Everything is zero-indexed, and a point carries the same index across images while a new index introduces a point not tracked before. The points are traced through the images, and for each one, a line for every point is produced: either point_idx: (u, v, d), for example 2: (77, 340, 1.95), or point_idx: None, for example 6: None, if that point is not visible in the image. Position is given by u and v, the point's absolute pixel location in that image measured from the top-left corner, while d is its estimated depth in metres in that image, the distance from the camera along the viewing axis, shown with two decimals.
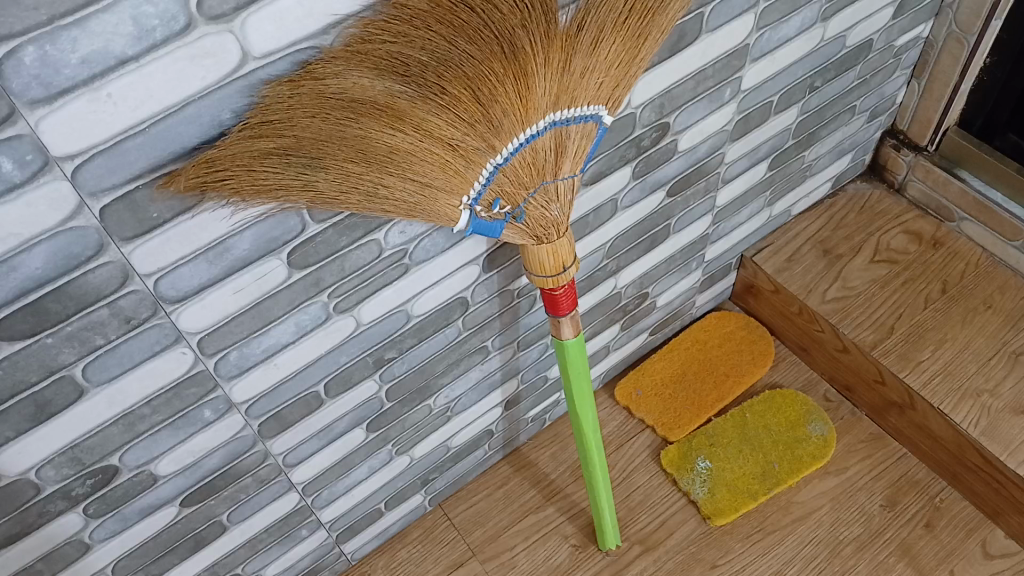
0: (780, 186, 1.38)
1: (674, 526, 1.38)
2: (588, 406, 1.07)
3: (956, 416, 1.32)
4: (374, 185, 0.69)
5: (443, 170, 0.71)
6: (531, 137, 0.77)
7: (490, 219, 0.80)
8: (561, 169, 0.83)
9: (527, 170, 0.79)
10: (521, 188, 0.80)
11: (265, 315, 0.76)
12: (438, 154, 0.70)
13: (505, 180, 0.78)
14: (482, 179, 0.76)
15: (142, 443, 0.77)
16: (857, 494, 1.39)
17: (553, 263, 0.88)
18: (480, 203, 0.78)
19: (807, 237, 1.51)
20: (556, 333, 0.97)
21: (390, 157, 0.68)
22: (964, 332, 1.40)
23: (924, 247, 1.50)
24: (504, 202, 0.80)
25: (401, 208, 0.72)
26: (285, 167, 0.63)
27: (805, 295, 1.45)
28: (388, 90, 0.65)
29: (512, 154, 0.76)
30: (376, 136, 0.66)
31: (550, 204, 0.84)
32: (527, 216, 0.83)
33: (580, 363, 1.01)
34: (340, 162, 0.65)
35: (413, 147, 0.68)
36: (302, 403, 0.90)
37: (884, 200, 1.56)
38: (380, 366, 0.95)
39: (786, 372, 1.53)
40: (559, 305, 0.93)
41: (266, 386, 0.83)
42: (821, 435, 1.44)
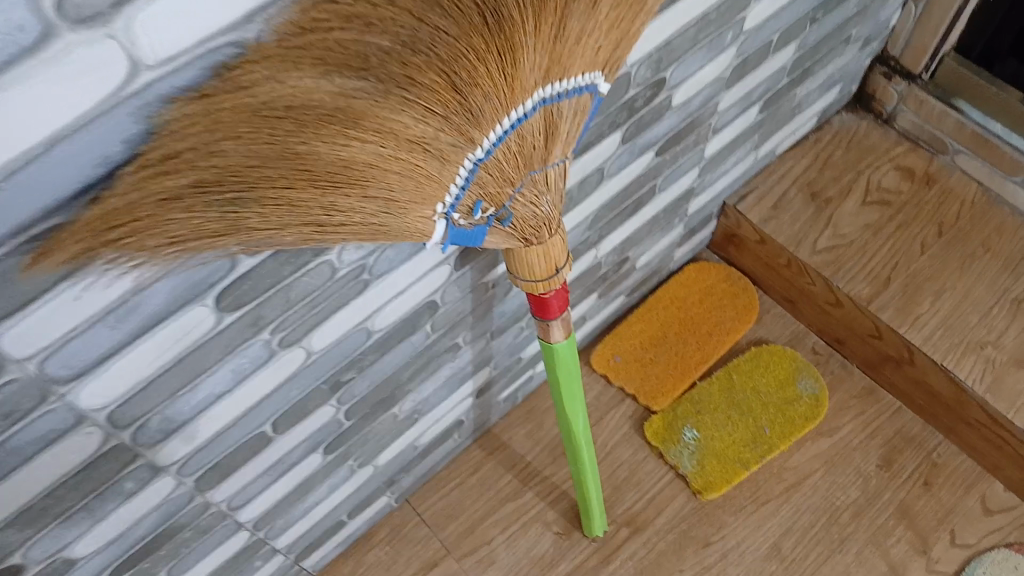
0: (769, 127, 1.24)
1: (664, 503, 1.29)
2: (579, 407, 0.94)
3: (961, 372, 1.23)
4: (327, 210, 0.52)
5: (410, 176, 0.55)
6: (518, 122, 0.61)
7: (469, 227, 0.64)
8: (550, 155, 0.67)
9: (513, 163, 0.63)
10: (506, 185, 0.64)
11: (191, 368, 0.60)
12: (405, 159, 0.54)
13: (487, 178, 0.62)
14: (458, 182, 0.60)
15: (49, 534, 0.62)
16: (852, 455, 1.32)
17: (544, 268, 0.73)
18: (457, 209, 0.62)
19: (793, 179, 1.38)
20: (545, 336, 0.83)
21: (344, 171, 0.51)
22: (964, 280, 1.30)
23: (917, 186, 1.38)
24: (485, 204, 0.64)
25: (361, 229, 0.56)
26: (200, 207, 0.47)
27: (794, 246, 1.32)
28: (338, 89, 0.49)
29: (495, 146, 0.61)
30: (326, 148, 0.49)
31: (539, 199, 0.68)
32: (514, 217, 0.67)
33: (570, 365, 0.87)
34: (279, 190, 0.49)
35: (374, 156, 0.52)
36: (248, 446, 0.75)
37: (871, 134, 1.43)
38: (337, 389, 0.80)
39: (771, 326, 1.42)
40: (550, 309, 0.78)
41: (199, 441, 0.68)
42: (812, 393, 1.36)
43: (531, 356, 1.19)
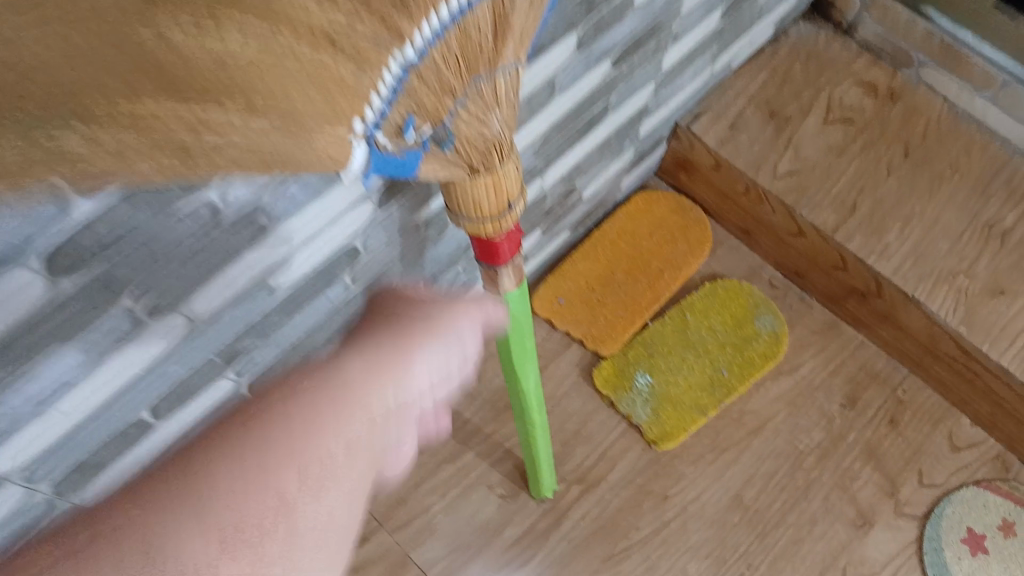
0: (728, 37, 1.10)
1: (617, 457, 1.19)
2: (530, 366, 0.83)
3: (934, 304, 1.14)
4: (198, 124, 0.38)
5: (315, 79, 0.41)
6: (461, 11, 0.45)
7: (400, 152, 0.50)
8: (506, 57, 0.51)
9: (454, 68, 0.48)
10: (447, 97, 0.49)
11: (26, 345, 0.47)
12: (307, 54, 0.39)
13: (420, 89, 0.47)
14: (380, 94, 0.46)
15: None
16: (814, 395, 1.23)
17: (495, 206, 0.59)
18: (381, 129, 0.48)
19: (750, 97, 1.25)
20: (493, 287, 0.70)
21: (220, 73, 0.37)
22: (933, 204, 1.20)
23: (881, 102, 1.27)
24: (418, 121, 0.50)
25: (253, 151, 0.42)
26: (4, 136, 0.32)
27: (754, 171, 1.19)
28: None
29: (431, 45, 0.45)
30: (190, 44, 0.34)
31: (490, 116, 0.53)
32: (458, 138, 0.53)
33: (522, 319, 0.75)
34: (123, 103, 0.34)
35: (262, 50, 0.37)
36: (123, 436, 0.61)
37: (831, 46, 1.31)
38: (234, 360, 0.65)
39: (726, 259, 1.31)
40: (498, 255, 0.64)
41: (47, 441, 0.55)
42: (771, 331, 1.25)
43: (467, 305, 1.06)
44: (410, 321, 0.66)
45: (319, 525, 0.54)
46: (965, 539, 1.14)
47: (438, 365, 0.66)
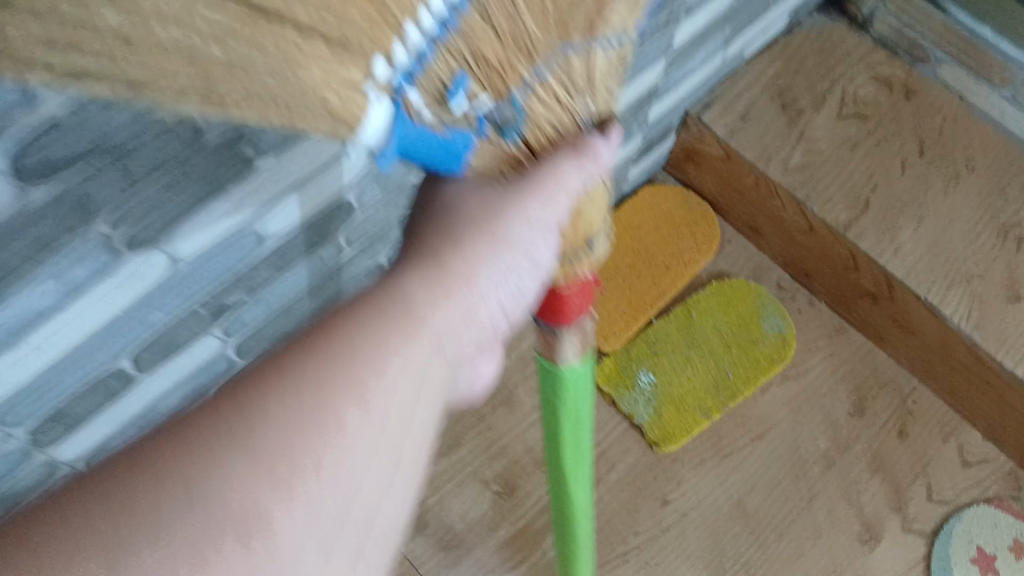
0: (741, 20, 1.07)
1: (618, 458, 1.15)
2: (580, 466, 0.76)
3: (946, 309, 1.10)
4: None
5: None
6: None
7: (441, 131, 0.51)
8: (599, 33, 0.52)
9: (511, 19, 0.49)
10: (516, 67, 0.50)
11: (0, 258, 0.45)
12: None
13: (472, 34, 0.48)
14: (422, 22, 0.46)
15: None
16: (822, 400, 1.19)
17: (570, 236, 0.59)
18: (416, 82, 0.48)
19: (762, 87, 1.22)
20: (549, 354, 0.66)
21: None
22: (947, 203, 1.17)
23: (895, 98, 1.23)
24: (471, 85, 0.50)
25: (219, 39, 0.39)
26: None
27: (764, 163, 1.17)
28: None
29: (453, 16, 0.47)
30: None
31: (575, 102, 0.54)
32: (526, 122, 0.53)
33: (576, 403, 0.69)
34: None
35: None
36: (100, 385, 0.59)
37: (846, 39, 1.27)
38: (220, 316, 0.64)
39: (732, 257, 1.27)
40: (563, 313, 0.63)
41: (25, 376, 0.52)
42: (778, 333, 1.21)
43: None
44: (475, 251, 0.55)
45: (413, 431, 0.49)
46: (976, 559, 1.10)
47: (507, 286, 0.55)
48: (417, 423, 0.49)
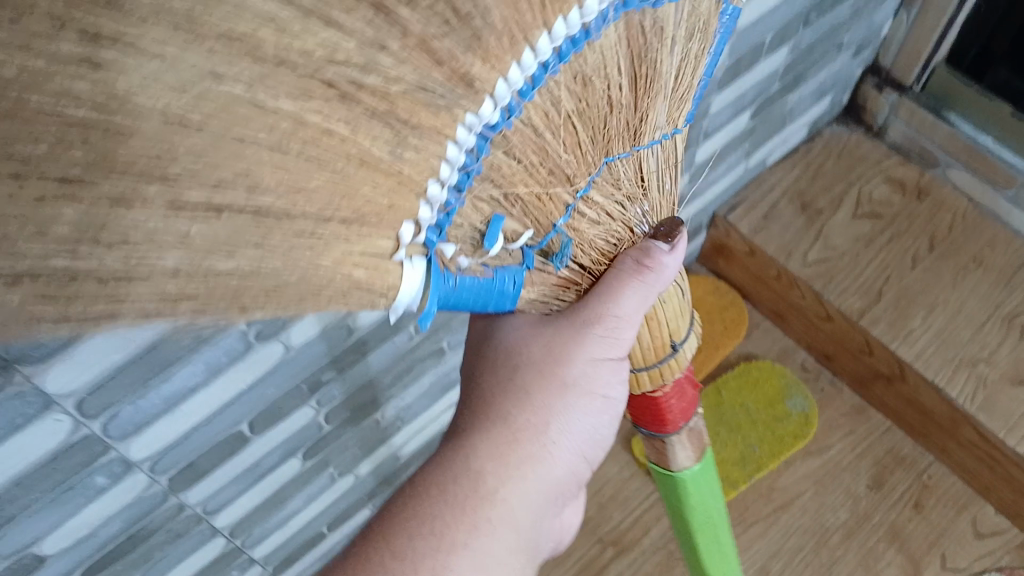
0: (760, 134, 1.23)
1: (651, 522, 1.25)
2: (724, 547, 0.78)
3: (952, 391, 1.21)
4: (225, 168, 0.35)
5: (380, 115, 0.39)
6: (509, 113, 0.44)
7: (482, 271, 0.50)
8: (638, 138, 0.55)
9: (554, 140, 0.48)
10: (557, 191, 0.51)
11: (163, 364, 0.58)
12: (321, 63, 0.35)
13: (503, 160, 0.46)
14: (452, 164, 0.43)
15: (14, 527, 0.60)
16: (842, 474, 1.29)
17: (651, 344, 0.63)
18: (447, 233, 0.46)
19: (783, 190, 1.37)
20: (664, 462, 0.69)
21: (213, 103, 0.33)
22: (956, 295, 1.28)
23: (909, 198, 1.36)
24: (507, 219, 0.49)
25: (358, 240, 0.42)
26: (57, 245, 0.33)
27: (785, 258, 1.31)
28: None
29: (474, 160, 0.44)
30: (149, 45, 0.31)
31: (630, 211, 0.57)
32: (574, 242, 0.55)
33: (703, 497, 0.72)
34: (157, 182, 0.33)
35: (241, 41, 0.33)
36: (221, 446, 0.72)
37: (862, 146, 1.42)
38: (316, 391, 0.78)
39: (760, 341, 1.40)
40: (664, 420, 0.66)
41: (172, 437, 0.66)
42: (801, 411, 1.33)
43: None
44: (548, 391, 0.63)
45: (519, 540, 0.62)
46: None
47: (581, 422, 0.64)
48: (521, 537, 0.61)
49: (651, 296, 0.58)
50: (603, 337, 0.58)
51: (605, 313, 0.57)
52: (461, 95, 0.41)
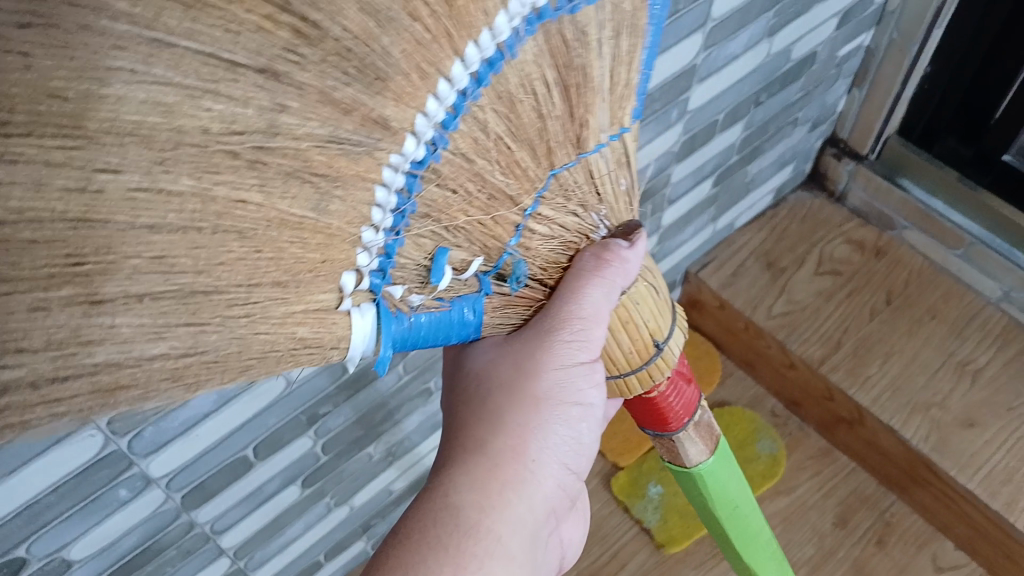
0: (724, 201, 1.35)
1: (628, 557, 1.34)
2: (746, 522, 0.90)
3: (906, 432, 1.31)
4: (164, 256, 0.43)
5: (297, 175, 0.46)
6: (431, 151, 0.52)
7: (439, 305, 0.62)
8: (582, 144, 0.63)
9: (490, 158, 0.56)
10: (503, 214, 0.60)
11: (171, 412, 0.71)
12: (226, 133, 0.42)
13: (437, 191, 0.54)
14: (383, 208, 0.52)
15: (49, 532, 0.71)
16: (809, 512, 1.38)
17: (634, 347, 0.72)
18: (392, 274, 0.57)
19: (751, 250, 1.48)
20: (678, 459, 0.83)
21: (140, 201, 0.41)
22: (911, 345, 1.38)
23: (867, 256, 1.48)
24: (454, 249, 0.59)
25: (302, 299, 0.51)
26: (46, 354, 0.42)
27: (750, 311, 1.42)
28: (27, 80, 0.37)
29: (404, 207, 0.53)
30: (56, 153, 0.38)
31: (586, 218, 0.67)
32: (527, 259, 0.65)
33: (720, 479, 0.85)
34: (112, 280, 0.42)
35: (142, 133, 0.40)
36: (228, 469, 0.84)
37: (825, 209, 1.54)
38: (313, 423, 0.89)
39: (733, 389, 1.50)
40: (668, 421, 0.77)
41: (186, 457, 0.77)
42: (770, 453, 1.42)
43: None
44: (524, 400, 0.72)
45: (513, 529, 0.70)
46: None
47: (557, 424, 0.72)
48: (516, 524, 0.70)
49: (614, 292, 0.68)
50: (574, 338, 0.68)
51: (571, 315, 0.67)
52: (379, 139, 0.48)
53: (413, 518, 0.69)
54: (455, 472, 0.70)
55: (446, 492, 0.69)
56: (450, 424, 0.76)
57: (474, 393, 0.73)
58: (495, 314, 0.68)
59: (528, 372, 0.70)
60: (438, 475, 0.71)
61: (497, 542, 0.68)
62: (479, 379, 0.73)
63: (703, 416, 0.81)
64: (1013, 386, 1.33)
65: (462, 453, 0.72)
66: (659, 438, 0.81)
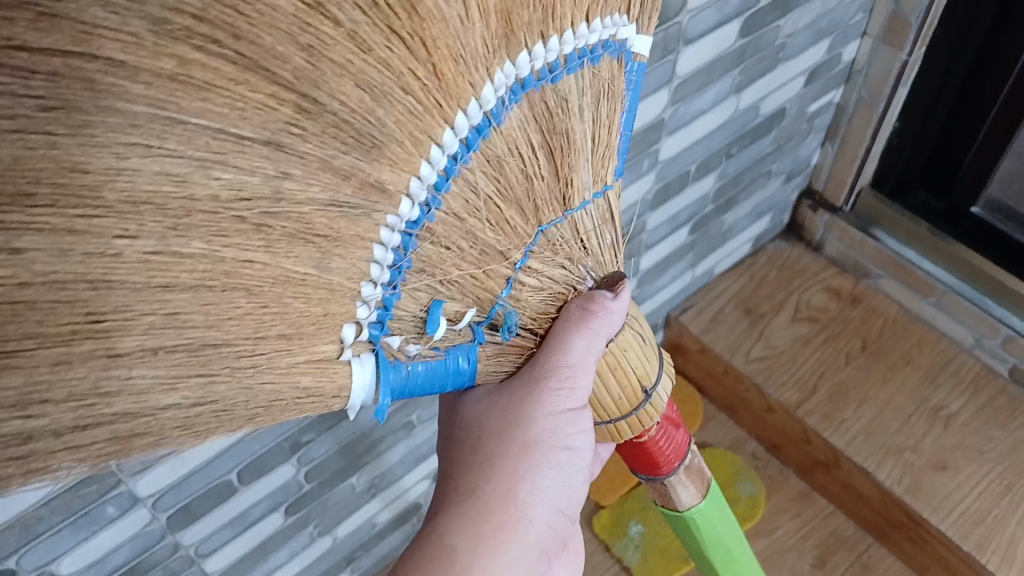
0: (701, 248, 1.44)
1: None
2: (740, 562, 0.93)
3: (880, 474, 1.34)
4: (176, 313, 0.50)
5: (299, 237, 0.52)
6: (427, 210, 0.58)
7: (435, 354, 0.66)
8: (568, 202, 0.68)
9: (480, 217, 0.61)
10: (493, 267, 0.65)
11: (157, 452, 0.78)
12: (233, 199, 0.48)
13: (431, 248, 0.60)
14: (380, 264, 0.58)
15: (39, 545, 0.76)
16: (788, 554, 1.40)
17: (624, 392, 0.74)
18: (390, 327, 0.62)
19: (729, 297, 1.55)
20: (670, 503, 0.85)
21: (155, 264, 0.48)
22: (885, 390, 1.42)
23: (843, 304, 1.53)
24: (448, 301, 0.64)
25: (305, 349, 0.58)
26: (67, 405, 0.50)
27: (729, 354, 1.48)
28: (51, 156, 0.43)
29: (402, 268, 0.59)
30: (79, 222, 0.45)
31: (576, 270, 0.71)
32: (518, 311, 0.69)
33: (711, 527, 0.88)
34: (129, 336, 0.49)
35: (157, 200, 0.46)
36: (213, 492, 0.89)
37: (803, 258, 1.60)
38: (296, 450, 0.94)
39: (715, 432, 1.54)
40: (659, 464, 0.80)
41: (172, 479, 0.83)
42: (750, 495, 1.46)
43: None
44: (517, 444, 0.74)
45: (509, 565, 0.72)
46: None
47: (548, 467, 0.75)
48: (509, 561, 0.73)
49: (598, 340, 0.70)
50: (560, 385, 0.71)
51: (559, 362, 0.70)
52: (377, 202, 0.55)
53: (407, 560, 0.71)
54: (450, 516, 0.73)
55: (441, 536, 0.72)
56: (446, 470, 0.79)
57: (468, 440, 0.77)
58: (491, 362, 0.71)
59: (518, 419, 0.73)
60: (434, 520, 0.74)
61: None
62: (472, 426, 0.76)
63: (693, 459, 0.83)
64: (985, 431, 1.36)
65: (456, 498, 0.75)
66: (652, 482, 0.83)
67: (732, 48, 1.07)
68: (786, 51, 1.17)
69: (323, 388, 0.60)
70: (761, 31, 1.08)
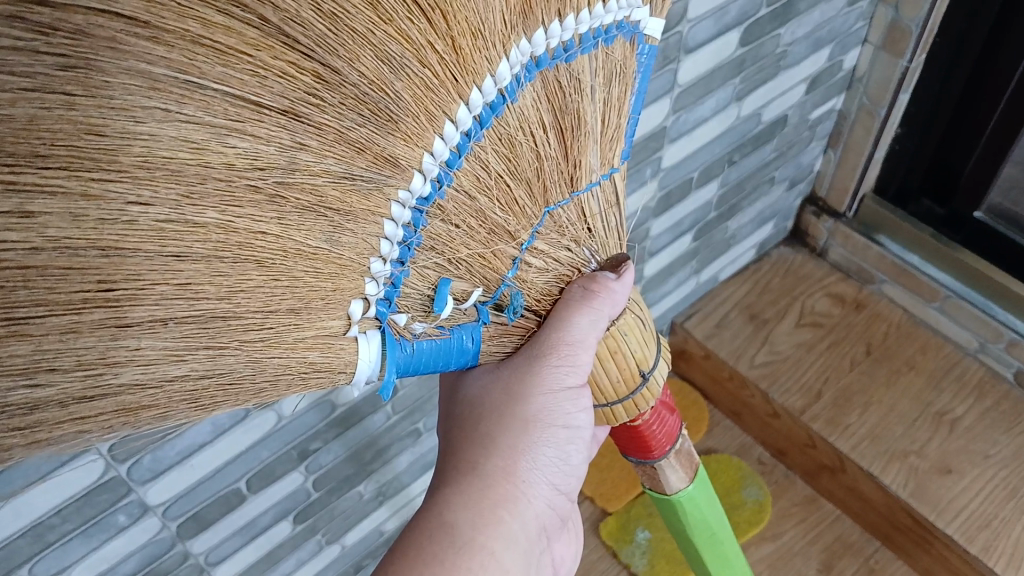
0: (706, 254, 1.45)
1: None
2: (726, 544, 0.94)
3: (886, 479, 1.34)
4: (188, 283, 0.51)
5: (313, 209, 0.54)
6: (440, 182, 0.59)
7: (440, 332, 0.67)
8: (576, 184, 0.69)
9: (491, 196, 0.63)
10: (501, 248, 0.66)
11: (170, 449, 0.79)
12: (247, 168, 0.50)
13: (441, 225, 0.61)
14: (391, 241, 0.59)
15: (51, 554, 0.77)
16: (794, 559, 1.40)
17: (620, 376, 0.75)
18: (397, 304, 0.63)
19: (734, 303, 1.56)
20: (658, 487, 0.86)
21: (167, 232, 0.49)
22: (889, 395, 1.43)
23: (847, 310, 1.54)
24: (455, 280, 0.65)
25: (314, 324, 0.59)
26: (74, 374, 0.51)
27: (735, 360, 1.49)
28: (69, 117, 0.44)
29: (411, 243, 0.60)
30: (93, 185, 0.46)
31: (578, 251, 0.72)
32: (523, 292, 0.70)
33: (697, 508, 0.88)
34: (139, 306, 0.50)
35: (172, 167, 0.47)
36: (222, 500, 0.90)
37: (807, 264, 1.61)
38: (304, 458, 0.95)
39: (721, 437, 1.55)
40: (651, 447, 0.80)
41: (181, 487, 0.84)
42: (756, 500, 1.46)
43: None
44: (517, 421, 0.75)
45: (509, 541, 0.73)
46: None
47: (550, 445, 0.76)
48: (510, 538, 0.73)
49: (600, 318, 0.70)
50: (561, 363, 0.71)
51: (562, 340, 0.70)
52: (390, 176, 0.56)
53: (406, 540, 0.72)
54: (450, 493, 0.74)
55: (441, 512, 0.72)
56: (447, 449, 0.79)
57: (468, 418, 0.77)
58: (494, 342, 0.72)
59: (518, 396, 0.73)
60: (433, 496, 0.74)
61: (491, 558, 0.71)
62: (472, 404, 0.77)
63: (683, 444, 0.84)
64: (989, 435, 1.36)
65: (456, 477, 0.75)
66: (641, 466, 0.84)
67: (732, 57, 1.08)
68: (786, 59, 1.18)
69: (330, 363, 0.61)
70: (759, 41, 1.09)
